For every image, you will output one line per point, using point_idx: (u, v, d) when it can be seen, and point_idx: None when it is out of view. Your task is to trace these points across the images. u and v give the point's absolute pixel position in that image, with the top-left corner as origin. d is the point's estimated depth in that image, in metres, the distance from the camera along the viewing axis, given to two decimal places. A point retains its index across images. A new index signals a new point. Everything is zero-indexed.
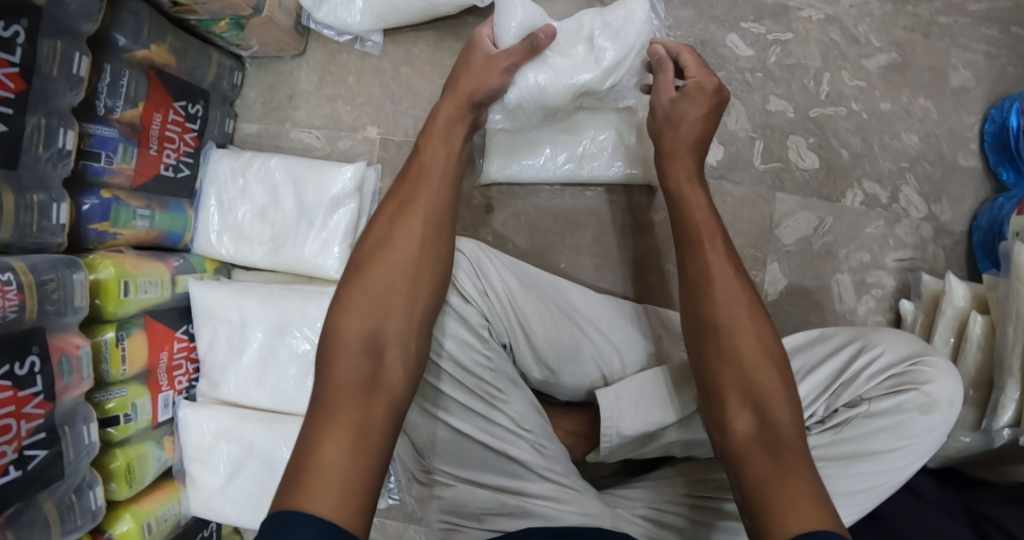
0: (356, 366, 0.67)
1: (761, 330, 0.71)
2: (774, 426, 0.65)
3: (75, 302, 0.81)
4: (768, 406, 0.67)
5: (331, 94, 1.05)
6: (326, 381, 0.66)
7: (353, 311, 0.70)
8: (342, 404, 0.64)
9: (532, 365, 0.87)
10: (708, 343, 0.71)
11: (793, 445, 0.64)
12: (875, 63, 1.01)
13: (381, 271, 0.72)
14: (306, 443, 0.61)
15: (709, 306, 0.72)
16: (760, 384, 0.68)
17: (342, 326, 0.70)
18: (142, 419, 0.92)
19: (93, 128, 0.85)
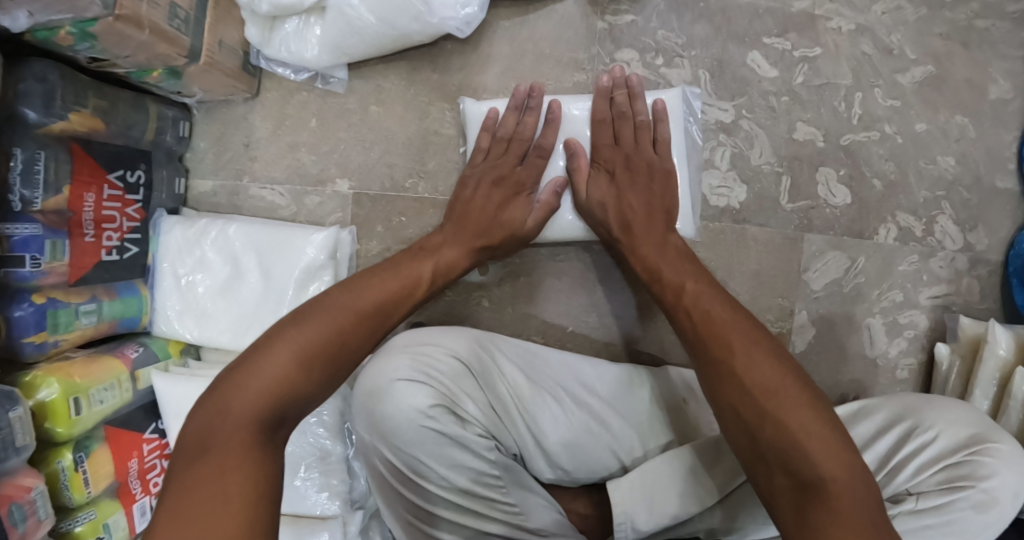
0: (253, 437, 0.52)
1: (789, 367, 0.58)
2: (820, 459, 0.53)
3: (18, 441, 0.70)
4: (800, 454, 0.54)
5: (292, 142, 0.89)
6: (210, 442, 0.51)
7: (252, 377, 0.55)
8: (222, 472, 0.49)
9: (544, 467, 0.77)
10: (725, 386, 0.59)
11: (840, 484, 0.52)
12: (910, 79, 0.90)
13: (295, 339, 0.58)
14: (177, 526, 0.46)
15: (723, 347, 0.60)
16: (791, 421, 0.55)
17: (236, 388, 0.54)
18: (117, 538, 0.82)
19: (8, 229, 0.70)
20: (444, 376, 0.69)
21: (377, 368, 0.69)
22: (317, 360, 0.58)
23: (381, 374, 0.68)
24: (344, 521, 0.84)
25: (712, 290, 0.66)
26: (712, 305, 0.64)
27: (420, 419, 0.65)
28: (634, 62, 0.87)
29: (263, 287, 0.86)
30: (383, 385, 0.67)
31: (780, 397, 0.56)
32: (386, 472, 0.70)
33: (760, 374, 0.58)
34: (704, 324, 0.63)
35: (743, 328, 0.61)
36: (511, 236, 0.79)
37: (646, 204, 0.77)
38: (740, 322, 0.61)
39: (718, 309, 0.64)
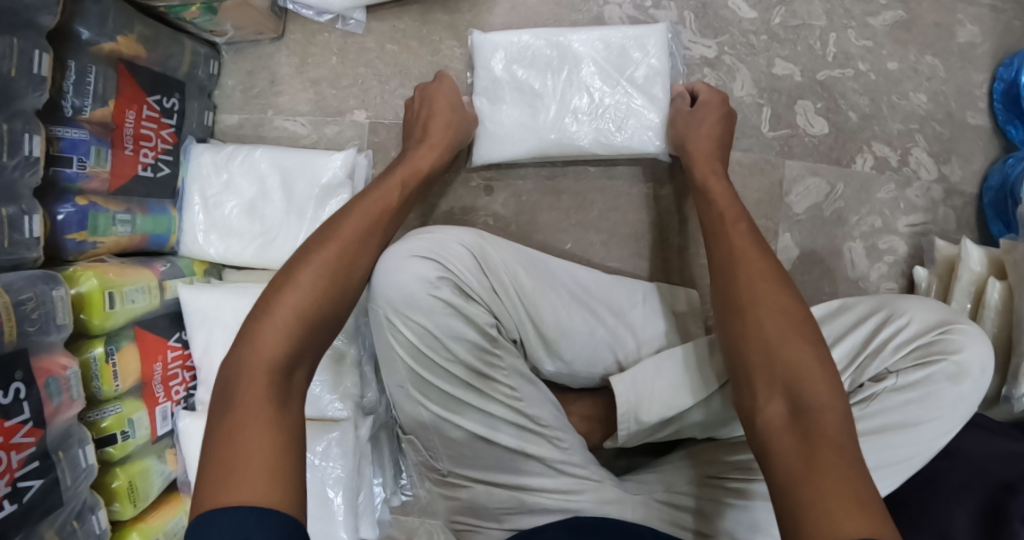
0: (270, 380, 0.61)
1: (799, 316, 0.65)
2: (809, 390, 0.60)
3: (58, 320, 0.77)
4: (804, 388, 0.60)
5: (314, 78, 0.98)
6: (235, 387, 0.60)
7: (268, 325, 0.63)
8: (248, 415, 0.58)
9: (544, 358, 0.84)
10: (738, 327, 0.67)
11: (827, 415, 0.58)
12: (881, 21, 0.98)
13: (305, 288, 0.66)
14: (214, 460, 0.56)
15: (739, 285, 0.69)
16: (788, 360, 0.62)
17: (256, 337, 0.63)
18: (141, 435, 0.88)
19: (60, 131, 0.78)
20: (451, 258, 0.78)
21: (392, 250, 0.79)
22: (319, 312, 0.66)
23: (396, 252, 0.78)
24: (355, 424, 0.90)
25: (735, 226, 0.75)
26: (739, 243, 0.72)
27: (428, 288, 0.75)
28: (625, 4, 0.96)
29: (286, 206, 0.94)
30: (398, 261, 0.77)
31: (789, 338, 0.63)
32: (398, 348, 0.78)
33: (766, 326, 0.65)
34: (733, 266, 0.71)
35: (766, 277, 0.68)
36: (461, 119, 0.90)
37: (706, 142, 0.85)
38: (768, 268, 0.69)
39: (751, 252, 0.71)
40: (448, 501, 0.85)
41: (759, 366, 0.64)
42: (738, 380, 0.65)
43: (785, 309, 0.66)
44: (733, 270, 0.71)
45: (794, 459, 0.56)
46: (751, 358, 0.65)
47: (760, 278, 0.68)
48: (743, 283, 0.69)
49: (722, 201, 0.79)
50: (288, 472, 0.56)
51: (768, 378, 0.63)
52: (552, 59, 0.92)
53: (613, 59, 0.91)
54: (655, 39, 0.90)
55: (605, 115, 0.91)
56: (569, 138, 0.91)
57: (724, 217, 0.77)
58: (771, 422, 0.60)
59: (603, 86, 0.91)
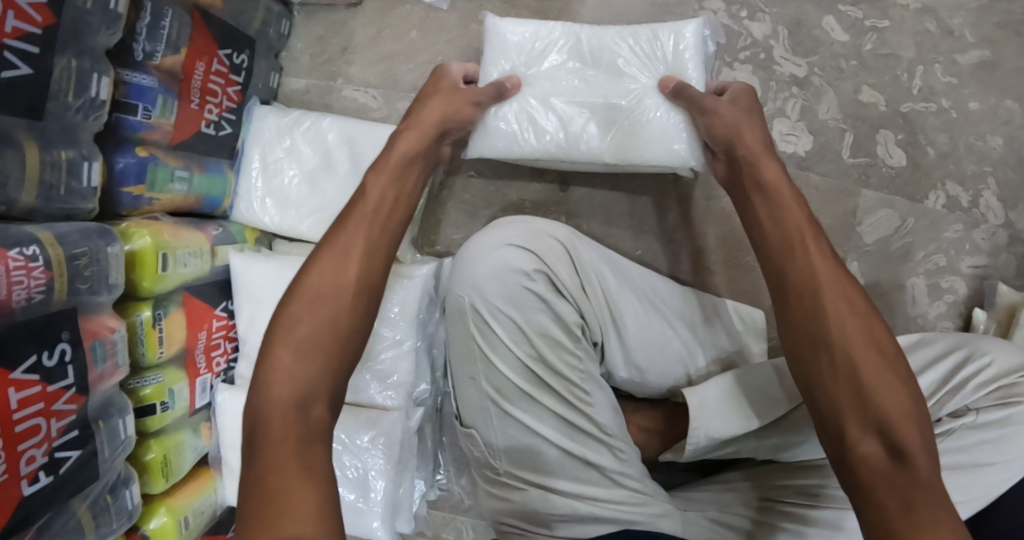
0: (288, 426, 0.54)
1: (890, 354, 0.58)
2: (903, 436, 0.54)
3: (110, 279, 0.71)
4: (898, 430, 0.55)
5: (390, 51, 0.93)
6: (258, 430, 0.54)
7: (281, 364, 0.58)
8: (276, 460, 0.52)
9: (618, 363, 0.81)
10: (815, 362, 0.60)
11: (918, 458, 0.53)
12: (967, 59, 0.97)
13: (321, 318, 0.60)
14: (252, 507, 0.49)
15: (814, 312, 0.61)
16: (885, 406, 0.56)
17: (268, 379, 0.57)
18: (180, 407, 0.83)
19: (127, 75, 0.73)
20: (549, 252, 0.77)
21: (485, 238, 0.78)
22: (331, 337, 0.60)
23: (495, 240, 0.77)
24: (406, 414, 0.86)
25: (799, 243, 0.65)
26: (809, 263, 0.63)
27: (523, 280, 0.75)
28: (720, 12, 0.93)
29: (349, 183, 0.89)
30: (495, 248, 0.77)
31: (888, 384, 0.56)
32: (479, 337, 0.77)
33: (856, 358, 0.58)
34: (796, 285, 0.63)
35: (835, 289, 0.61)
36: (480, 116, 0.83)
37: (755, 138, 0.75)
38: (849, 295, 0.61)
39: (810, 270, 0.63)
40: (497, 502, 0.82)
41: (848, 409, 0.57)
42: (824, 426, 0.59)
43: (868, 339, 0.59)
44: (809, 285, 0.62)
45: (896, 512, 0.51)
46: (842, 393, 0.58)
47: (833, 296, 0.61)
48: (814, 313, 0.61)
49: (778, 193, 0.70)
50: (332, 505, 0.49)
51: (860, 414, 0.56)
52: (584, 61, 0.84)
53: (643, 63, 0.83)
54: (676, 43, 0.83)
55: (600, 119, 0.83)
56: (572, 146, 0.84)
57: (771, 231, 0.68)
58: (865, 467, 0.55)
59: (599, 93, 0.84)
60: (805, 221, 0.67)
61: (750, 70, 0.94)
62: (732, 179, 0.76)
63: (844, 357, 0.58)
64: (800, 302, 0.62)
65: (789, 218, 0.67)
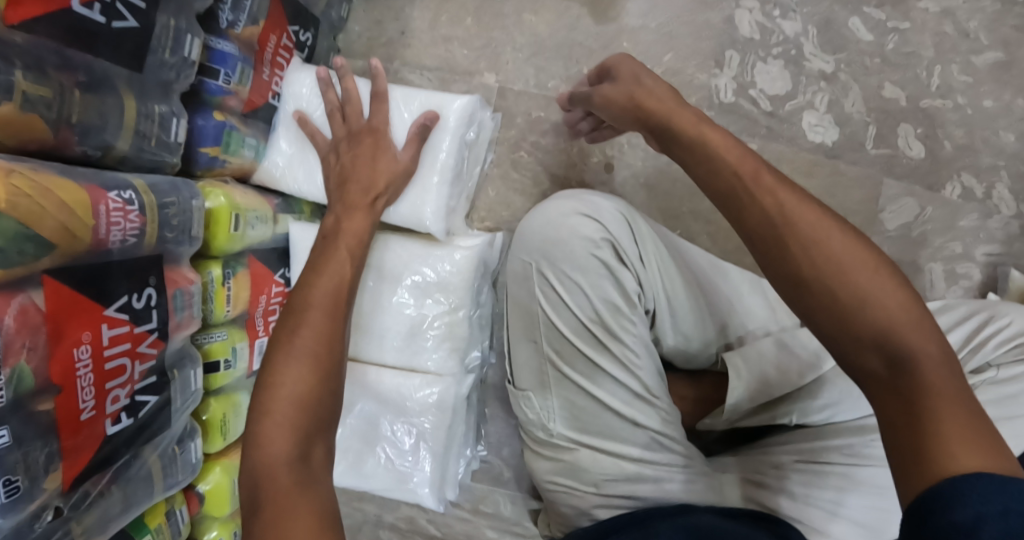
0: (290, 459, 0.55)
1: (875, 271, 0.50)
2: (918, 344, 0.48)
3: (193, 231, 0.74)
4: (899, 339, 0.48)
5: (446, 35, 0.98)
6: (255, 443, 0.57)
7: (279, 387, 0.59)
8: (285, 501, 0.52)
9: (667, 333, 0.85)
10: (823, 315, 0.51)
11: (938, 381, 0.46)
12: (983, 60, 1.03)
13: (307, 339, 0.63)
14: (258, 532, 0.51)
15: (811, 240, 0.52)
16: (875, 316, 0.49)
17: (270, 402, 0.59)
18: (239, 367, 0.85)
19: (213, 41, 0.77)
20: (609, 221, 0.79)
21: (554, 205, 0.82)
22: (324, 371, 0.62)
23: (562, 208, 0.80)
24: (458, 380, 0.90)
25: (756, 168, 0.55)
26: (784, 195, 0.53)
27: (591, 248, 0.78)
28: (756, 10, 0.99)
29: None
30: (563, 214, 0.80)
31: (875, 285, 0.50)
32: (540, 301, 0.81)
33: (843, 289, 0.50)
34: (773, 222, 0.53)
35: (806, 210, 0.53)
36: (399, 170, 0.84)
37: (658, 102, 0.66)
38: (822, 226, 0.52)
39: (791, 208, 0.53)
40: (549, 463, 0.86)
41: (850, 332, 0.49)
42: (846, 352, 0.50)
43: (850, 252, 0.51)
44: (781, 221, 0.53)
45: (909, 436, 0.45)
46: (825, 317, 0.51)
47: (806, 220, 0.52)
48: (813, 238, 0.52)
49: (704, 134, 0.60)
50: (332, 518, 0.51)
51: (855, 335, 0.49)
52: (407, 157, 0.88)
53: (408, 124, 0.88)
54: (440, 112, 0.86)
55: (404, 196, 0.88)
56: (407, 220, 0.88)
57: (727, 165, 0.57)
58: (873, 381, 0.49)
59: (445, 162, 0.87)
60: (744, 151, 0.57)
61: (782, 65, 1.00)
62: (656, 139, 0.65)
63: (835, 266, 0.51)
64: (775, 245, 0.53)
65: (730, 152, 0.57)
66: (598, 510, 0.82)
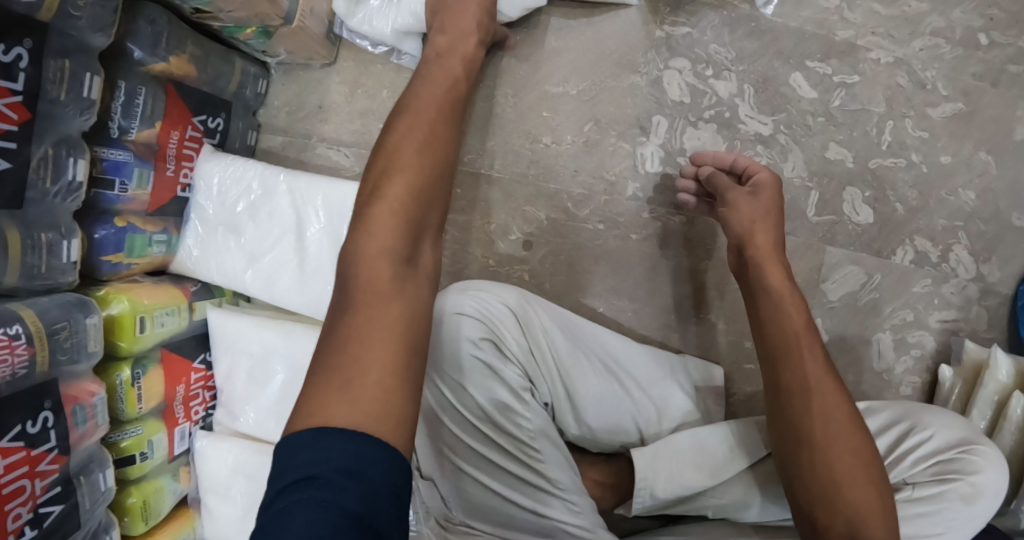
0: (396, 270, 0.54)
1: (866, 455, 0.69)
2: (869, 527, 0.67)
3: (89, 347, 0.76)
4: (864, 520, 0.67)
5: (363, 109, 0.96)
6: (355, 288, 0.53)
7: (376, 220, 0.56)
8: None
9: (570, 422, 0.85)
10: (807, 467, 0.70)
11: None
12: (940, 113, 0.97)
13: (384, 220, 0.55)
14: (313, 383, 0.49)
15: (796, 376, 0.71)
16: (852, 500, 0.67)
17: (370, 222, 0.56)
18: (158, 455, 0.88)
19: (104, 152, 0.78)
20: (492, 317, 0.80)
21: (445, 301, 0.80)
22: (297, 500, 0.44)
23: (444, 306, 0.79)
24: None
25: (800, 343, 0.72)
26: (803, 368, 0.71)
27: (468, 348, 0.78)
28: (687, 71, 0.94)
29: (296, 251, 0.88)
30: (446, 314, 0.79)
31: (857, 480, 0.68)
32: (432, 399, 0.80)
33: (831, 455, 0.69)
34: (801, 387, 0.71)
35: (823, 385, 0.70)
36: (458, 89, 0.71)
37: (767, 239, 0.77)
38: (835, 400, 0.70)
39: (810, 375, 0.71)
40: None
41: (829, 496, 0.68)
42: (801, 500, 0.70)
43: (848, 432, 0.69)
44: (809, 389, 0.70)
45: None
46: (807, 458, 0.70)
47: (833, 399, 0.70)
48: (812, 399, 0.70)
49: (790, 308, 0.73)
50: None
51: (832, 507, 0.68)
52: (317, 249, 0.88)
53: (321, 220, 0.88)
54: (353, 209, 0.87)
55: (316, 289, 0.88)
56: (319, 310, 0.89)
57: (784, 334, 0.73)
58: None
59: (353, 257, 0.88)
60: (806, 325, 0.73)
61: (714, 129, 0.94)
62: (738, 270, 0.79)
63: (820, 437, 0.69)
64: (804, 400, 0.70)
65: (795, 319, 0.73)
66: None
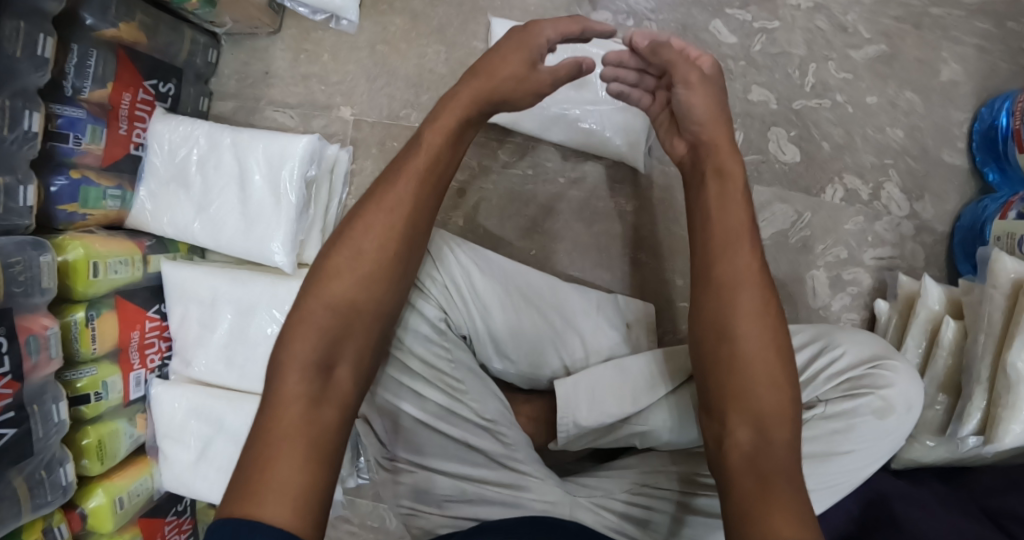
0: (307, 379, 0.63)
1: (778, 351, 0.64)
2: (775, 432, 0.61)
3: (43, 283, 0.82)
4: (769, 425, 0.61)
5: (306, 73, 1.03)
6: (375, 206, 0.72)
7: (303, 328, 0.67)
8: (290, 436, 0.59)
9: (493, 355, 0.88)
10: (724, 362, 0.65)
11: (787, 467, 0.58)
12: (862, 55, 0.99)
13: (367, 252, 0.70)
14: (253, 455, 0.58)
15: (719, 260, 0.68)
16: (761, 397, 0.62)
17: (296, 335, 0.66)
18: (113, 397, 0.93)
19: (59, 109, 0.85)
20: None
21: None
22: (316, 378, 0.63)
23: None
24: None
25: (734, 240, 0.67)
26: (728, 256, 0.67)
27: None
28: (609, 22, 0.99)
29: (239, 201, 0.94)
30: None
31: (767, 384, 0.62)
32: None
33: (745, 345, 0.64)
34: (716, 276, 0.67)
35: (742, 280, 0.66)
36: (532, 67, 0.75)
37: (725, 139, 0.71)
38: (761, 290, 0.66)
39: (733, 268, 0.67)
40: (397, 487, 0.88)
41: (733, 392, 0.63)
42: (711, 407, 0.65)
43: (762, 321, 0.65)
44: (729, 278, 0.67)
45: (749, 488, 0.57)
46: (724, 352, 0.65)
47: (748, 296, 0.65)
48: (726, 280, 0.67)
49: (733, 201, 0.69)
50: (319, 483, 0.57)
51: (739, 406, 0.63)
52: (254, 192, 0.93)
53: (257, 165, 0.93)
54: (285, 151, 0.92)
55: (254, 233, 0.93)
56: (259, 251, 0.93)
57: (715, 232, 0.69)
58: (737, 454, 0.61)
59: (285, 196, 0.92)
60: (746, 223, 0.68)
61: None
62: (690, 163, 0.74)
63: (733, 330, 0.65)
64: (718, 293, 0.67)
65: (717, 225, 0.69)
66: (442, 528, 0.86)
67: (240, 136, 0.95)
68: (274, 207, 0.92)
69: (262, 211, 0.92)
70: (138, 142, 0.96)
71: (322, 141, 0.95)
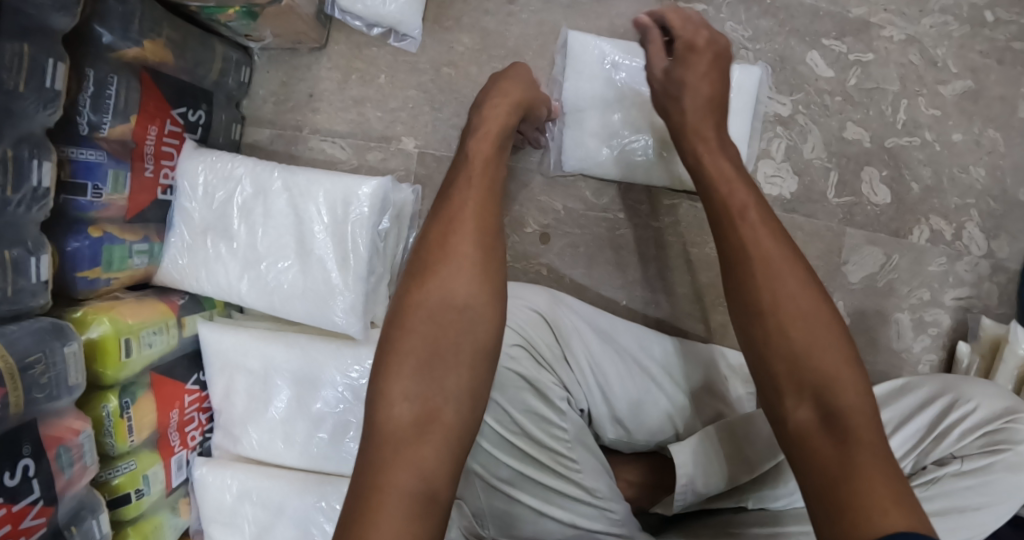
0: (409, 416, 0.58)
1: (818, 308, 0.57)
2: (840, 393, 0.53)
3: (70, 379, 0.65)
4: (831, 384, 0.53)
5: (359, 97, 0.89)
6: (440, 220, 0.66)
7: (399, 355, 0.60)
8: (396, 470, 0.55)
9: (607, 427, 0.80)
10: (761, 326, 0.57)
11: (862, 421, 0.52)
12: (950, 91, 0.96)
13: (445, 258, 0.63)
14: (354, 511, 0.53)
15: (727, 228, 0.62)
16: (816, 360, 0.54)
17: (392, 370, 0.60)
18: (156, 490, 0.78)
19: (73, 153, 0.67)
20: (523, 323, 0.78)
21: None
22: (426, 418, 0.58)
23: None
24: None
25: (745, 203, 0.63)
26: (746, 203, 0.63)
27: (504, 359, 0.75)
28: None
29: (296, 254, 0.79)
30: None
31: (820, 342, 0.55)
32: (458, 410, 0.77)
33: (792, 301, 0.57)
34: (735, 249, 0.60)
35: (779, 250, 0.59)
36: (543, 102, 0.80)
37: (700, 104, 0.72)
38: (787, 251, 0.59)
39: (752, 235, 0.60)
40: None
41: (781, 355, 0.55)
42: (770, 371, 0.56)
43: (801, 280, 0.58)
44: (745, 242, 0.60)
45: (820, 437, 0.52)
46: (766, 323, 0.57)
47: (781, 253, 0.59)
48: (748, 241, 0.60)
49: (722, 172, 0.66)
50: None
51: (797, 379, 0.55)
52: (316, 247, 0.79)
53: (316, 214, 0.78)
54: (354, 199, 0.78)
55: (319, 293, 0.79)
56: (321, 315, 0.79)
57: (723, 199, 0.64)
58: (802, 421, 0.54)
59: (354, 252, 0.78)
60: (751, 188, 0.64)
61: None
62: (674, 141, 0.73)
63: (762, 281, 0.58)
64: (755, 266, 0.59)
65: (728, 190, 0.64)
66: None
67: (296, 178, 0.79)
68: (343, 266, 0.78)
69: (328, 268, 0.78)
70: (167, 183, 0.80)
71: (400, 187, 0.82)
